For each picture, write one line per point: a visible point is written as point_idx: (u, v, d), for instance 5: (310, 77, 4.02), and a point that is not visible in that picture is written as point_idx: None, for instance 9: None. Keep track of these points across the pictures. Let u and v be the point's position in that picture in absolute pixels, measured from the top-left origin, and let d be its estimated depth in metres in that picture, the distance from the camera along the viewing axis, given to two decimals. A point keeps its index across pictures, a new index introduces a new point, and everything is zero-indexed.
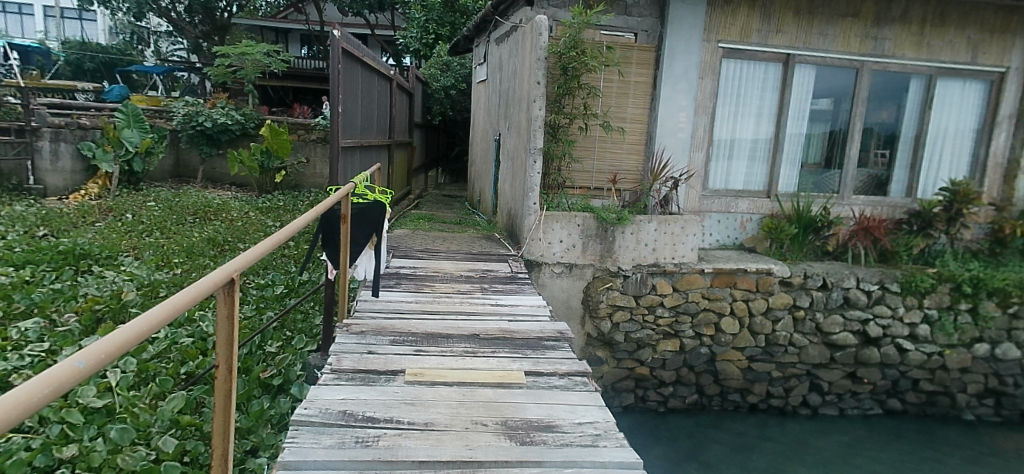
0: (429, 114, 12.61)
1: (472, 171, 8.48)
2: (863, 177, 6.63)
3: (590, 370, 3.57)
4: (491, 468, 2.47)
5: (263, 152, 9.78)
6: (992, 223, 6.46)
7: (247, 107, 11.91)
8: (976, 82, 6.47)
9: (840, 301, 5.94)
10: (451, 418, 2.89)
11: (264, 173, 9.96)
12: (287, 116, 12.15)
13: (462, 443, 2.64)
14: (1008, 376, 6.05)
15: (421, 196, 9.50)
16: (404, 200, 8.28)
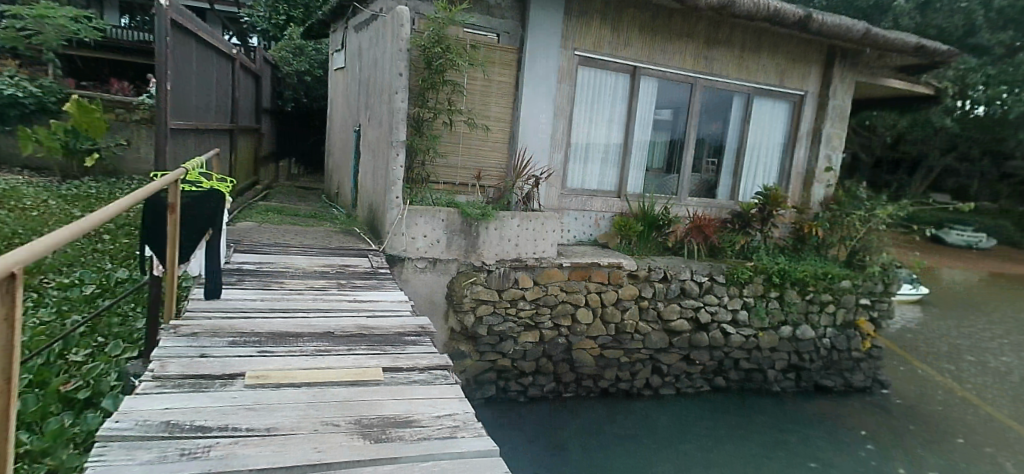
0: (279, 100, 11.96)
1: (328, 163, 8.18)
2: (697, 181, 7.45)
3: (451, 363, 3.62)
4: (343, 468, 2.40)
5: (67, 131, 8.49)
6: (795, 223, 7.61)
7: (46, 77, 10.04)
8: (785, 103, 7.56)
9: (677, 292, 6.63)
10: (298, 420, 2.75)
11: (69, 156, 8.69)
12: (100, 92, 10.61)
13: (310, 445, 2.52)
14: (806, 353, 7.16)
15: (270, 187, 8.85)
16: (250, 191, 7.68)
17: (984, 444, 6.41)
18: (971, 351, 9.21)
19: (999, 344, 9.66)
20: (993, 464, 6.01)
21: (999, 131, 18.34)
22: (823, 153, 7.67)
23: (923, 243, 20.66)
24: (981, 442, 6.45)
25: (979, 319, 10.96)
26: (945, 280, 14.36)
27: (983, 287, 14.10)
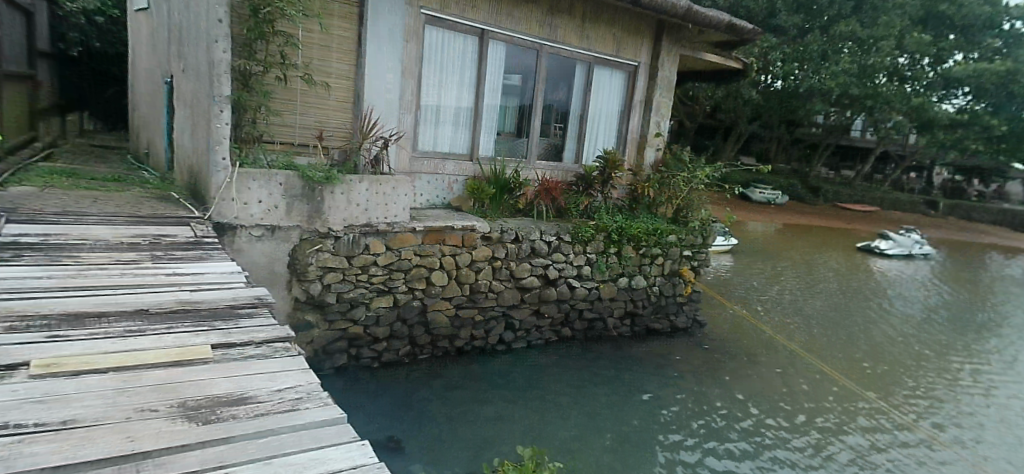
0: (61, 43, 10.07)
1: (135, 119, 7.22)
2: (544, 145, 7.77)
3: (292, 335, 3.45)
4: (163, 456, 2.14)
5: None
6: (631, 185, 8.34)
7: None
8: (621, 73, 8.11)
9: (528, 251, 6.92)
10: (103, 410, 2.38)
11: None
12: None
13: (120, 435, 2.20)
14: (640, 301, 7.98)
15: (53, 145, 7.54)
16: (26, 149, 6.47)
17: (774, 366, 7.73)
18: (764, 289, 11.03)
19: (784, 282, 11.66)
20: (780, 380, 7.30)
21: (791, 103, 21.75)
22: (653, 121, 8.43)
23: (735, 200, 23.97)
24: (772, 365, 7.76)
25: (770, 262, 13.15)
26: (750, 231, 16.86)
27: (777, 236, 16.83)
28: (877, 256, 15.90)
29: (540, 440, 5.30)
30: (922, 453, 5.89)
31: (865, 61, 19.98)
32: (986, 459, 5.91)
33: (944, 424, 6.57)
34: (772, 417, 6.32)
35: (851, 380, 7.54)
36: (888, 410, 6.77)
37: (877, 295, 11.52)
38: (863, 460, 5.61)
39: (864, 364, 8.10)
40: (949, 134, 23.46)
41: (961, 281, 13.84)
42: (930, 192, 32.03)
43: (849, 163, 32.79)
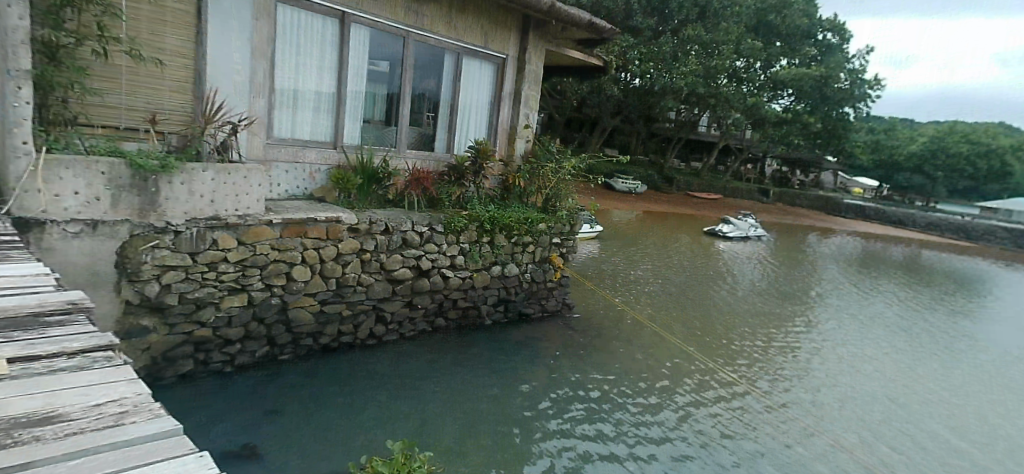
0: None
1: None
2: (414, 134, 7.64)
3: (118, 342, 2.93)
4: None
5: None
6: (502, 175, 8.52)
7: None
8: (490, 64, 8.21)
9: (399, 242, 6.79)
10: None
11: None
12: None
13: None
14: (512, 288, 8.20)
15: None
16: None
17: (635, 342, 8.35)
18: (624, 271, 11.91)
19: (642, 263, 12.67)
20: (640, 356, 7.90)
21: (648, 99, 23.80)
22: (522, 113, 8.69)
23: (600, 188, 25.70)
24: (633, 341, 8.38)
25: (630, 246, 14.22)
26: (614, 219, 18.05)
27: (638, 223, 18.23)
28: (721, 238, 17.83)
29: (416, 433, 5.21)
30: (760, 409, 6.68)
31: (710, 63, 22.33)
32: (810, 409, 6.85)
33: (776, 383, 7.53)
34: (635, 391, 6.80)
35: (700, 351, 8.38)
36: (731, 375, 7.61)
37: (719, 273, 12.94)
38: (713, 422, 6.23)
39: (710, 336, 9.05)
40: (777, 130, 26.79)
41: (784, 257, 16.04)
42: (763, 181, 36.71)
43: (697, 155, 37.11)
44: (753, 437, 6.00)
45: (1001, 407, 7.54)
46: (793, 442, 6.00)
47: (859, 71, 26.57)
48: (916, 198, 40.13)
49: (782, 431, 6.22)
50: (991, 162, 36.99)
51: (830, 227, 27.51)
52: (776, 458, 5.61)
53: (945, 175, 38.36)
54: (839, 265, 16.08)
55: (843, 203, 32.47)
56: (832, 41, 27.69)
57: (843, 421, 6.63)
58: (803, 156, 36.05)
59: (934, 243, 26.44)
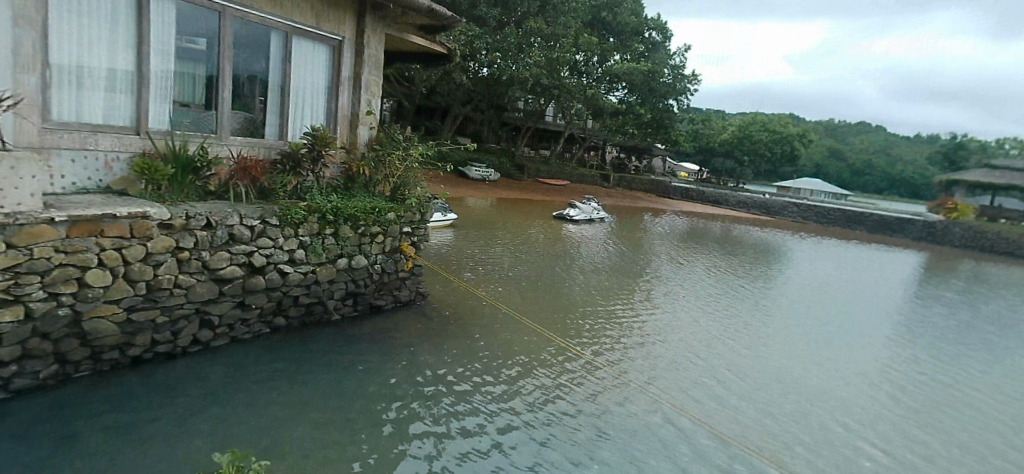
0: None
1: None
2: (239, 119, 7.00)
3: None
4: None
5: None
6: (344, 163, 8.16)
7: None
8: (323, 46, 7.78)
9: (224, 238, 6.20)
10: None
11: None
12: None
13: None
14: (361, 280, 7.92)
15: None
16: None
17: (488, 326, 8.53)
18: (476, 256, 12.16)
19: (496, 249, 13.05)
20: (493, 339, 8.09)
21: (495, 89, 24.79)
22: (364, 98, 8.38)
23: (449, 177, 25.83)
24: (487, 325, 8.56)
25: (483, 232, 14.58)
26: (470, 207, 18.33)
27: (493, 210, 18.74)
28: (568, 222, 19.04)
29: (250, 442, 4.83)
30: (601, 378, 7.22)
31: (552, 55, 23.88)
32: (644, 373, 7.56)
33: (615, 352, 8.18)
34: (487, 373, 6.96)
35: (549, 329, 8.81)
36: (576, 349, 8.12)
37: (567, 254, 13.76)
38: (560, 395, 6.61)
39: (558, 314, 9.55)
40: (613, 120, 29.34)
41: (625, 237, 17.52)
42: (604, 167, 39.99)
43: (545, 143, 39.72)
44: (595, 404, 6.48)
45: (787, 352, 9.01)
46: (629, 403, 6.58)
47: (679, 66, 29.98)
48: (728, 180, 46.43)
49: (621, 396, 6.78)
50: (781, 147, 44.08)
51: (662, 207, 30.79)
52: (615, 421, 6.12)
53: (748, 159, 44.90)
54: (668, 241, 18.02)
55: (671, 186, 36.72)
56: (656, 39, 30.88)
57: (670, 380, 7.41)
58: (638, 144, 39.86)
59: (744, 219, 30.82)
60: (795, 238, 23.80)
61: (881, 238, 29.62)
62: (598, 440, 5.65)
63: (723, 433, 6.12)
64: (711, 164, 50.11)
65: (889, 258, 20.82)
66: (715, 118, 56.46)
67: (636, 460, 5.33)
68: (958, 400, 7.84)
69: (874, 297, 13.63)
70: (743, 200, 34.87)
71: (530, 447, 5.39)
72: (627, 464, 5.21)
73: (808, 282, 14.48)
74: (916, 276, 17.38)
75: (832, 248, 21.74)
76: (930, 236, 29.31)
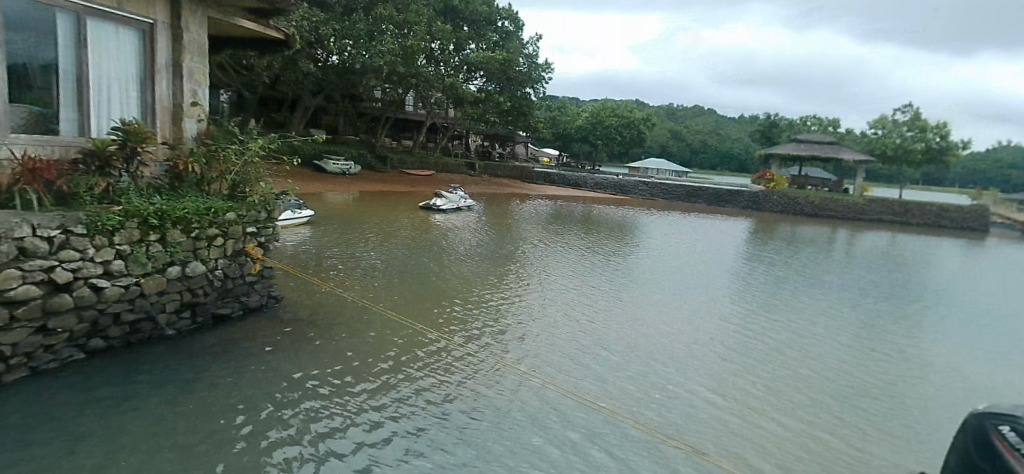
0: None
1: None
2: (21, 113, 5.99)
3: None
4: None
5: None
6: (169, 161, 7.32)
7: None
8: (129, 30, 6.89)
9: (12, 253, 5.20)
10: None
11: None
12: None
13: None
14: (198, 288, 7.18)
15: None
16: None
17: (354, 325, 8.23)
18: (339, 253, 11.74)
19: (358, 243, 12.70)
20: (358, 337, 7.84)
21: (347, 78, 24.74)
22: (187, 88, 7.61)
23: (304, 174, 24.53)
24: (352, 324, 8.26)
25: (341, 227, 14.18)
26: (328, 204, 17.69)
27: (352, 205, 18.32)
28: (435, 212, 18.98)
29: None
30: (469, 363, 7.29)
31: (406, 43, 23.78)
32: (509, 353, 7.77)
33: (482, 335, 8.33)
34: (351, 373, 6.71)
35: (418, 320, 8.72)
36: (444, 337, 8.12)
37: (435, 244, 13.77)
38: (428, 385, 6.57)
39: (428, 305, 9.51)
40: (475, 108, 29.94)
41: (493, 223, 18.03)
42: (470, 155, 40.55)
43: (407, 133, 39.59)
44: (458, 389, 6.55)
45: (634, 317, 9.85)
46: (496, 385, 6.74)
47: (533, 54, 31.29)
48: (587, 163, 49.38)
49: (488, 378, 6.92)
50: (630, 131, 47.83)
51: (526, 192, 32.16)
52: (477, 404, 6.24)
53: (603, 143, 48.06)
54: (533, 224, 18.77)
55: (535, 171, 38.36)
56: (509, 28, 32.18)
57: (535, 357, 7.71)
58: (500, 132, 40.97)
59: (604, 199, 33.14)
60: (644, 213, 26.11)
61: (716, 209, 33.43)
62: (467, 426, 5.72)
63: (584, 400, 6.52)
64: (570, 148, 52.92)
65: (721, 226, 23.60)
66: (570, 105, 59.62)
67: (499, 440, 5.48)
68: (772, 342, 9.12)
69: (708, 260, 15.34)
70: (600, 181, 37.15)
71: (398, 442, 5.29)
72: (491, 446, 5.35)
73: (650, 251, 15.98)
74: (740, 240, 19.90)
75: (675, 220, 24.17)
76: (754, 204, 33.67)
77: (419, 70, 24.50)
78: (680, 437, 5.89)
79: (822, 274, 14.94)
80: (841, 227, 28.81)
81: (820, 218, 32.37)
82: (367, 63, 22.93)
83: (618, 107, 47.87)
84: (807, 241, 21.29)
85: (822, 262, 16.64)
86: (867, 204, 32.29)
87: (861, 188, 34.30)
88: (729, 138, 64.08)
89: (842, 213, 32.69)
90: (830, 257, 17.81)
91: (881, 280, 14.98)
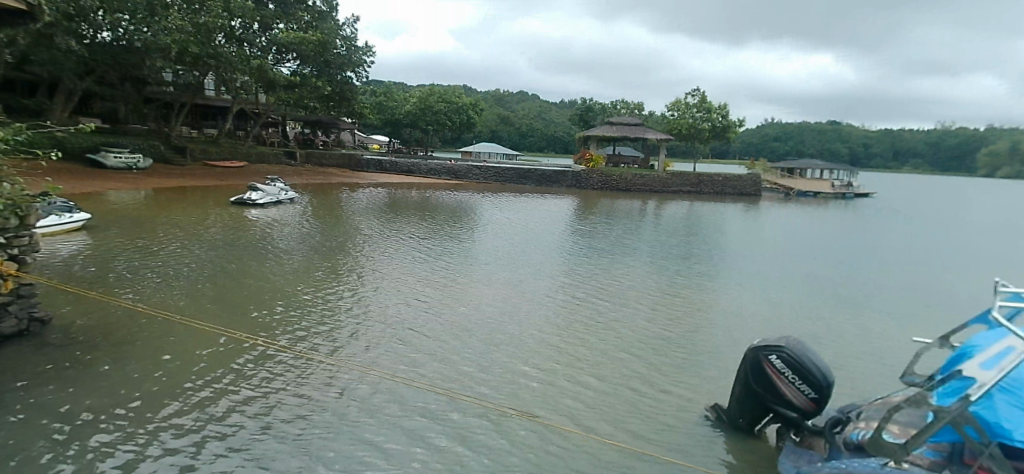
0: None
1: None
2: None
3: None
4: None
5: None
6: None
7: None
8: None
9: None
10: None
11: None
12: None
13: None
14: None
15: None
16: None
17: (157, 343, 7.30)
18: (135, 268, 10.40)
19: (160, 255, 11.41)
20: (161, 356, 6.94)
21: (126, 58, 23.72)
22: None
23: (70, 179, 20.92)
24: (156, 341, 7.33)
25: (133, 238, 12.66)
26: (113, 211, 15.65)
27: (144, 209, 16.50)
28: (250, 206, 18.70)
29: None
30: (296, 369, 6.83)
31: (199, 21, 24.38)
32: (340, 352, 7.43)
33: (311, 337, 7.88)
34: (155, 398, 5.91)
35: (237, 329, 8.02)
36: (269, 343, 7.57)
37: (256, 248, 12.87)
38: (246, 400, 6.00)
39: (249, 310, 8.82)
40: (290, 93, 30.25)
41: (321, 217, 17.35)
42: (290, 145, 37.95)
43: (210, 121, 36.22)
44: (285, 396, 6.13)
45: (467, 298, 10.18)
46: (326, 389, 6.37)
47: (350, 38, 32.44)
48: (419, 149, 49.21)
49: (318, 382, 6.54)
50: (459, 116, 48.67)
51: (357, 181, 31.24)
52: (309, 408, 5.90)
53: (434, 129, 48.17)
54: (365, 214, 18.40)
55: (364, 159, 37.27)
56: (322, 9, 32.76)
57: (370, 353, 7.48)
58: (322, 118, 38.87)
59: (439, 184, 33.52)
60: (475, 196, 26.86)
61: (545, 188, 35.49)
62: (294, 437, 5.33)
63: (419, 391, 6.46)
64: (400, 135, 52.24)
65: (546, 205, 25.22)
66: (398, 91, 58.64)
67: (338, 442, 5.28)
68: (590, 308, 10.06)
69: (531, 237, 16.43)
70: (433, 167, 37.33)
71: (216, 468, 4.79)
72: (330, 450, 5.13)
73: (477, 231, 16.67)
74: (562, 216, 21.49)
75: (503, 201, 25.39)
76: (577, 183, 36.30)
77: (217, 49, 25.27)
78: (514, 408, 6.25)
79: (629, 242, 16.73)
80: (649, 199, 32.54)
81: (633, 191, 36.23)
82: (151, 40, 22.66)
83: (446, 92, 48.32)
84: (618, 213, 23.69)
85: (630, 232, 18.72)
86: (668, 178, 36.96)
87: (663, 163, 39.11)
88: (551, 122, 68.38)
89: (650, 187, 36.87)
90: (637, 227, 20.03)
91: (678, 243, 17.31)
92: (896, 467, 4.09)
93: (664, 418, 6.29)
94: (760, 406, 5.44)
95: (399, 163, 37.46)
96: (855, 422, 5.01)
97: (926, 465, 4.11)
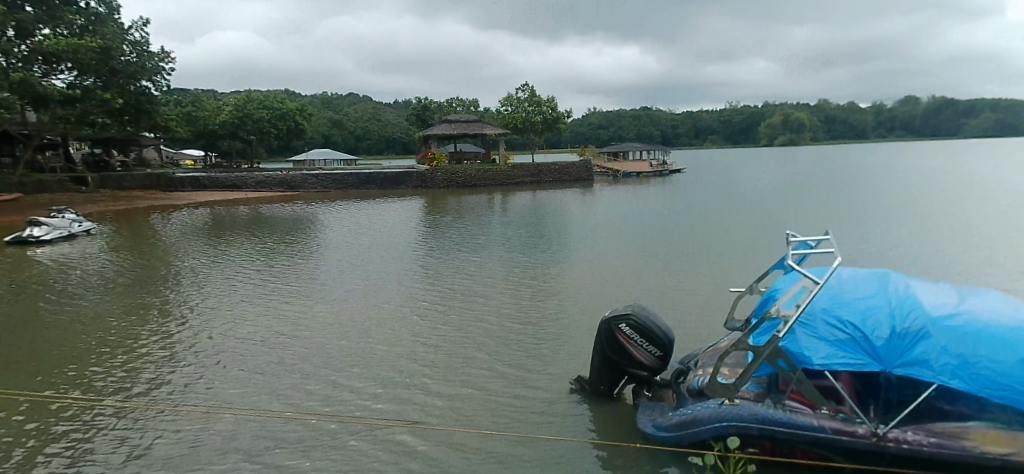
0: None
1: None
2: None
3: None
4: None
5: None
6: None
7: None
8: None
9: None
10: None
11: None
12: None
13: None
14: None
15: None
16: None
17: None
18: None
19: None
20: None
21: None
22: None
23: None
24: None
25: None
26: None
27: None
28: (32, 245, 15.45)
29: None
30: (123, 430, 5.99)
31: None
32: (181, 400, 6.68)
33: (137, 388, 6.95)
34: None
35: (39, 391, 6.85)
36: (85, 403, 6.57)
37: (49, 293, 10.89)
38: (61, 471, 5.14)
39: (53, 367, 7.53)
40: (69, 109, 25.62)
41: (133, 249, 15.06)
42: (78, 169, 32.07)
43: None
44: (119, 456, 5.45)
45: (322, 317, 9.68)
46: (171, 444, 5.70)
47: (141, 42, 28.63)
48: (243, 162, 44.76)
49: (158, 437, 5.84)
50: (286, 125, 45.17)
51: (171, 203, 27.47)
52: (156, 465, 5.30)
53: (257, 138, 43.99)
54: (188, 240, 16.38)
55: (175, 177, 32.70)
56: (100, 11, 28.24)
57: (216, 398, 6.71)
58: (116, 135, 33.38)
59: (267, 198, 30.68)
60: (315, 207, 25.29)
61: (391, 191, 34.61)
62: None
63: (284, 428, 6.01)
64: (218, 147, 47.03)
65: (393, 209, 24.69)
66: (209, 99, 52.50)
67: None
68: (453, 308, 10.17)
69: (383, 243, 16.04)
70: (262, 180, 34.26)
71: None
72: None
73: (325, 245, 15.82)
74: (411, 218, 21.16)
75: (347, 209, 24.26)
76: (423, 183, 35.90)
77: None
78: (390, 418, 6.21)
79: (480, 237, 17.05)
80: (495, 193, 33.50)
81: (478, 187, 37.03)
82: None
83: (267, 99, 44.59)
84: (465, 210, 24.01)
85: (479, 227, 19.15)
86: (510, 170, 38.44)
87: (503, 157, 40.50)
88: (387, 124, 66.78)
89: (494, 180, 37.98)
90: (486, 221, 20.50)
91: (524, 232, 18.18)
92: (731, 404, 4.70)
93: (532, 398, 6.65)
94: (616, 372, 5.90)
95: (219, 178, 33.56)
96: (694, 371, 5.65)
97: (752, 397, 4.77)
